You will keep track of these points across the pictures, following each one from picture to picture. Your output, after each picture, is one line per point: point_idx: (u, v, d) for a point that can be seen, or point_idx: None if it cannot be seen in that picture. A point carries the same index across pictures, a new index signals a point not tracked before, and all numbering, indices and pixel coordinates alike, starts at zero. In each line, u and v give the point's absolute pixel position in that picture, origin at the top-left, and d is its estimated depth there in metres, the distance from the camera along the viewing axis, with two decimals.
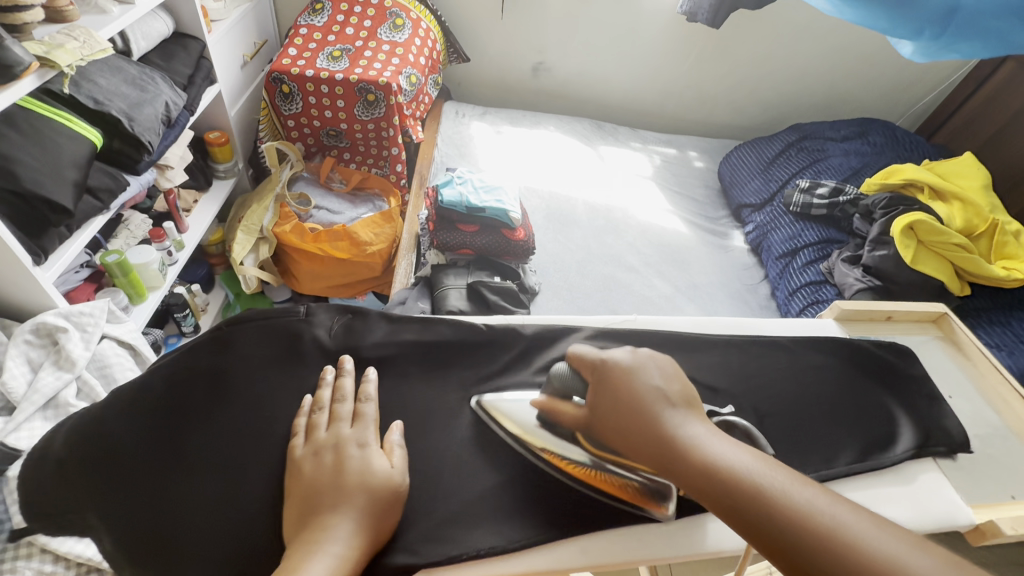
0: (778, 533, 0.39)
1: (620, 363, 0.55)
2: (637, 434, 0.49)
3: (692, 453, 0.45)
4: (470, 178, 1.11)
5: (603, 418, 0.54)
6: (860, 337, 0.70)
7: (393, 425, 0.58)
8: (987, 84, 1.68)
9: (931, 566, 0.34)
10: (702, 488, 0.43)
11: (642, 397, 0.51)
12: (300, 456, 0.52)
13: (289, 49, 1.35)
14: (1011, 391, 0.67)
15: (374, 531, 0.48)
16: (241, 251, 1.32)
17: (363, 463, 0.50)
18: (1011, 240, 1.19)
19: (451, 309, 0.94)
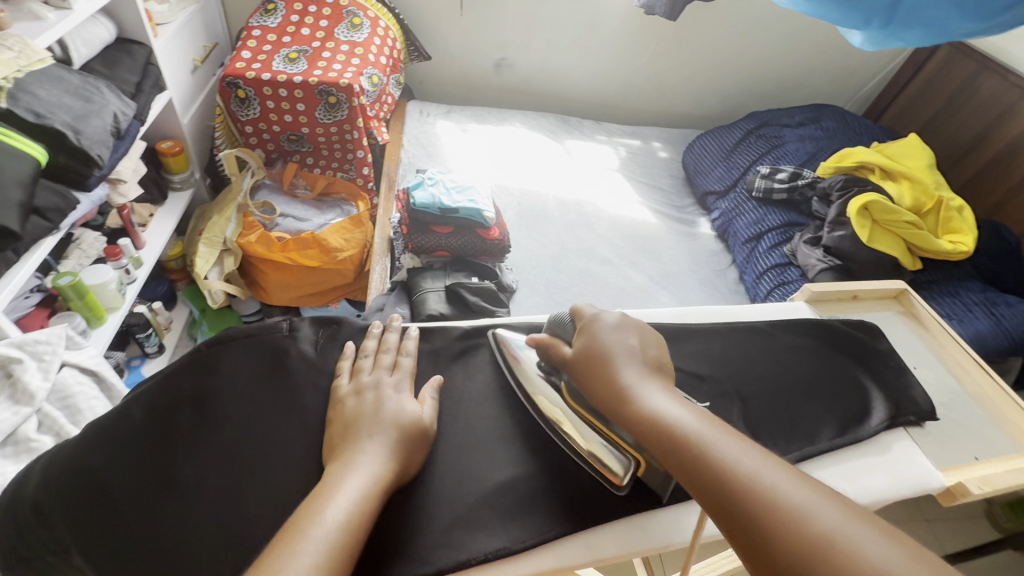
0: (711, 482, 0.42)
1: (604, 326, 0.58)
2: (602, 389, 0.53)
3: (644, 407, 0.49)
4: (441, 178, 1.09)
5: (578, 370, 0.57)
6: (830, 317, 0.73)
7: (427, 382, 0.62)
8: (926, 68, 1.78)
9: (830, 514, 0.37)
10: (651, 435, 0.47)
11: (611, 356, 0.55)
12: (345, 394, 0.57)
13: (242, 52, 1.30)
14: (969, 358, 0.71)
15: (403, 461, 0.52)
16: (205, 265, 1.27)
17: (398, 405, 0.55)
18: (955, 215, 1.26)
19: (432, 314, 0.93)
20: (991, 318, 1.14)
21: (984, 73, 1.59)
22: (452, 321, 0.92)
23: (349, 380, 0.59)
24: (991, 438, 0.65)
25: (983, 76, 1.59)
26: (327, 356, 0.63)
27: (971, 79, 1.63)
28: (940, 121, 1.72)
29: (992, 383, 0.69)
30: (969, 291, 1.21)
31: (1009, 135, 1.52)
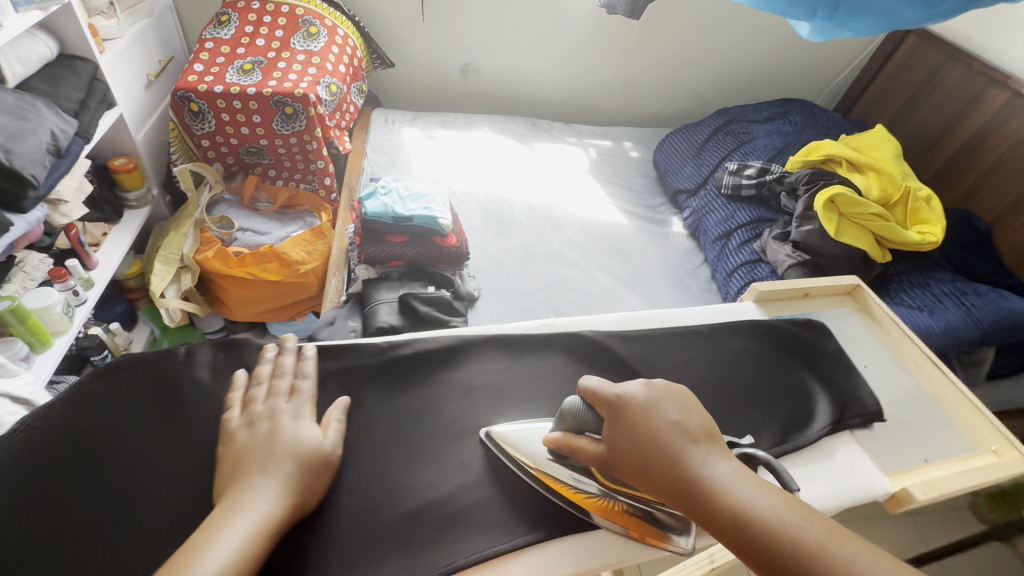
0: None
1: (638, 400, 0.51)
2: (662, 481, 0.46)
3: (724, 502, 0.43)
4: (395, 186, 1.07)
5: (618, 460, 0.50)
6: (776, 317, 0.72)
7: (336, 403, 0.60)
8: (894, 59, 1.77)
9: None
10: (734, 539, 0.42)
11: (664, 437, 0.48)
12: (235, 427, 0.55)
13: (195, 65, 1.27)
14: (923, 357, 0.69)
15: (302, 492, 0.51)
16: (161, 283, 1.24)
17: (295, 433, 0.54)
18: (923, 205, 1.24)
19: (382, 326, 0.90)
20: (962, 309, 1.12)
21: (951, 62, 1.58)
22: (403, 333, 0.89)
23: (241, 412, 0.57)
24: (945, 437, 0.63)
25: (950, 65, 1.59)
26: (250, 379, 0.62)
27: (938, 69, 1.62)
28: (910, 111, 1.71)
29: (945, 380, 0.67)
30: (939, 282, 1.19)
31: (978, 123, 1.51)
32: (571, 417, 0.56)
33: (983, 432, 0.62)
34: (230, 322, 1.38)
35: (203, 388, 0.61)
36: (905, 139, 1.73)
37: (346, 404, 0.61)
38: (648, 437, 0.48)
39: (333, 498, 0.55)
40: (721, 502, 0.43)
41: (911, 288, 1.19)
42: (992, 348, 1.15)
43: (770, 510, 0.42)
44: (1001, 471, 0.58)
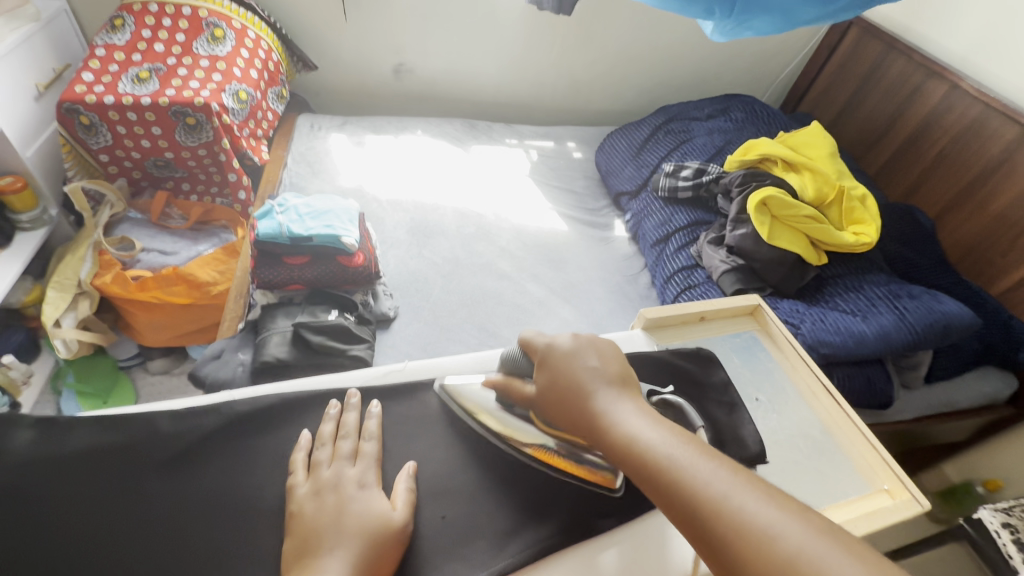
0: (678, 501, 0.42)
1: (561, 348, 0.56)
2: (575, 417, 0.52)
3: (619, 432, 0.48)
4: (293, 204, 0.99)
5: (546, 403, 0.55)
6: (667, 345, 0.65)
7: (405, 469, 0.57)
8: (838, 52, 1.74)
9: (799, 539, 0.37)
10: (624, 460, 0.46)
11: (578, 379, 0.53)
12: (299, 497, 0.52)
13: (83, 74, 1.17)
14: (818, 383, 0.64)
15: (369, 573, 0.47)
16: (53, 312, 1.14)
17: (363, 504, 0.52)
18: (857, 205, 1.21)
19: (268, 360, 0.84)
20: (894, 313, 1.09)
21: (892, 54, 1.55)
22: (292, 368, 0.83)
23: (307, 476, 0.54)
24: (840, 473, 0.57)
25: (891, 57, 1.56)
26: (71, 441, 0.56)
27: (879, 61, 1.59)
28: (854, 105, 1.68)
29: (838, 411, 0.62)
30: (873, 285, 1.16)
31: (919, 116, 1.48)
32: (512, 367, 0.61)
33: (876, 471, 0.57)
34: (144, 348, 1.27)
35: (25, 455, 0.54)
36: (851, 133, 1.70)
37: (413, 469, 0.58)
38: (566, 380, 0.54)
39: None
40: (614, 431, 0.48)
41: (846, 292, 1.16)
42: (927, 351, 1.13)
43: (657, 438, 0.46)
44: (893, 513, 0.53)
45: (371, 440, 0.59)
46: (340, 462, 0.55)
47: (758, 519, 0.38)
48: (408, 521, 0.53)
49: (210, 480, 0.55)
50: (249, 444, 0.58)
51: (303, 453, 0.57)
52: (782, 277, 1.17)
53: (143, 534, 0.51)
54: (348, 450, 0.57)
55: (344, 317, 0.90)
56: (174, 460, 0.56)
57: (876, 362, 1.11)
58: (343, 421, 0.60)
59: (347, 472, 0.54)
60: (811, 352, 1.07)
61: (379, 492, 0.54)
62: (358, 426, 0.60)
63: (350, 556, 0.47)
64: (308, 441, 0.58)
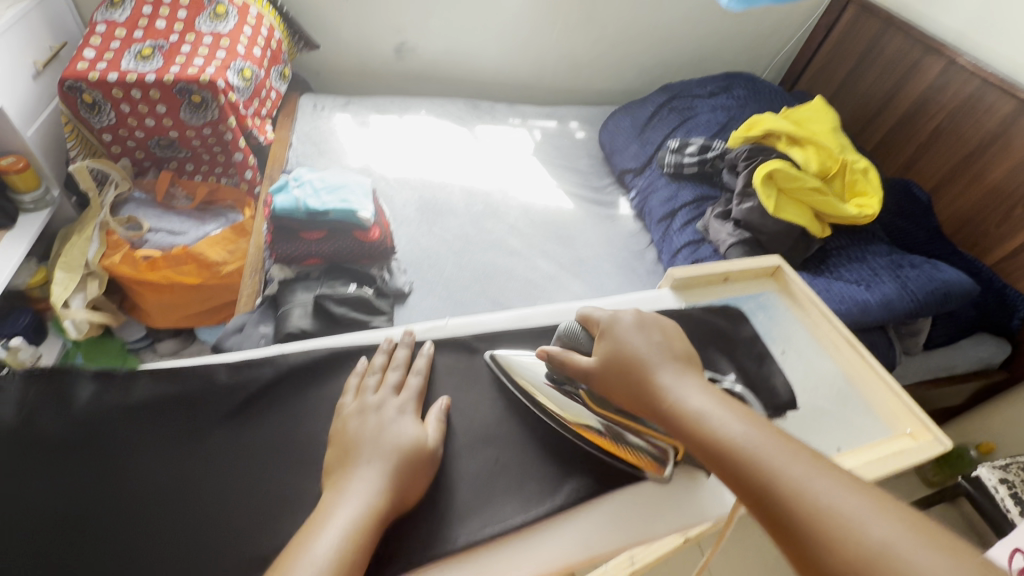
0: (751, 485, 0.42)
1: (625, 330, 0.57)
2: (639, 399, 0.52)
3: (690, 415, 0.48)
4: (308, 178, 0.99)
5: (609, 384, 0.55)
6: (694, 304, 0.67)
7: (440, 402, 0.60)
8: (836, 30, 1.76)
9: (882, 527, 0.36)
10: (694, 443, 0.47)
11: (644, 361, 0.53)
12: (346, 413, 0.55)
13: (85, 51, 1.15)
14: (840, 336, 0.67)
15: (403, 493, 0.49)
16: (62, 293, 1.13)
17: (410, 458, 0.53)
18: (861, 177, 1.24)
19: (291, 331, 0.84)
20: (897, 281, 1.13)
21: (890, 31, 1.58)
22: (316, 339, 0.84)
23: (353, 399, 0.57)
24: (861, 419, 0.60)
25: (889, 34, 1.58)
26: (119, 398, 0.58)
27: (877, 39, 1.62)
28: (852, 83, 1.71)
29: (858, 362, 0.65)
30: (876, 255, 1.19)
31: (915, 92, 1.51)
32: (569, 342, 0.62)
33: (898, 415, 0.61)
34: (153, 329, 1.27)
35: (89, 409, 0.58)
36: (849, 111, 1.72)
37: (446, 404, 0.60)
38: (631, 362, 0.54)
39: (207, 531, 0.50)
40: (682, 414, 0.49)
41: (850, 262, 1.19)
42: (926, 318, 1.16)
43: (728, 423, 0.46)
44: (912, 455, 0.56)
45: (417, 375, 0.61)
46: (384, 392, 0.58)
47: (836, 509, 0.38)
48: (437, 444, 0.57)
49: (256, 436, 0.57)
50: (294, 403, 0.60)
51: (355, 379, 0.60)
52: (787, 249, 1.20)
53: (200, 481, 0.53)
54: (395, 379, 0.60)
55: (365, 290, 0.91)
56: (225, 417, 0.58)
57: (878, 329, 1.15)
58: (394, 354, 0.64)
59: (387, 399, 0.57)
60: None
61: (412, 420, 0.55)
62: (407, 362, 0.64)
63: (387, 472, 0.49)
64: (363, 368, 0.62)
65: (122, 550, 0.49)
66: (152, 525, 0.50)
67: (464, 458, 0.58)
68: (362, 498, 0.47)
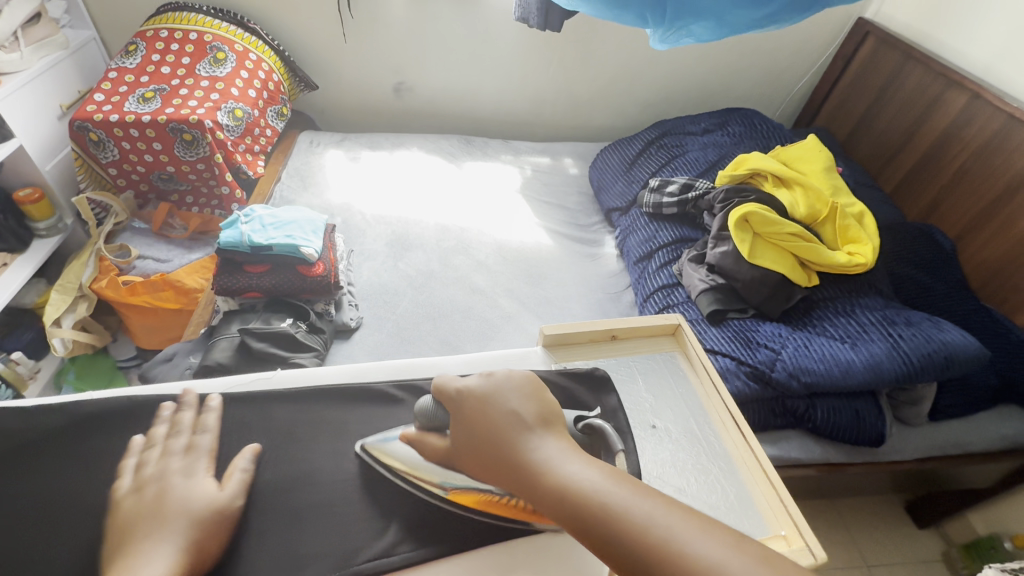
0: (619, 550, 0.37)
1: (474, 395, 0.50)
2: (498, 466, 0.46)
3: (553, 478, 0.42)
4: (259, 214, 1.03)
5: (469, 458, 0.49)
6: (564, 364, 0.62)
7: (246, 449, 0.56)
8: (855, 63, 1.65)
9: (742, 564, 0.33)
10: (560, 512, 0.40)
11: (497, 424, 0.47)
12: (122, 495, 0.51)
13: (96, 95, 1.28)
14: (730, 415, 0.60)
15: None
16: (54, 312, 1.24)
17: (185, 491, 0.50)
18: (852, 223, 1.13)
19: (210, 363, 0.87)
20: (887, 340, 1.00)
21: (909, 63, 1.45)
22: (231, 372, 0.87)
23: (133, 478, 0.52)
24: (737, 517, 0.52)
25: (908, 66, 1.46)
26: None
27: (897, 72, 1.49)
28: (871, 118, 1.58)
29: (744, 444, 0.57)
30: (866, 310, 1.06)
31: (938, 129, 1.37)
32: (429, 419, 0.54)
33: (778, 514, 0.52)
34: (141, 349, 1.34)
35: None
36: (867, 148, 1.59)
37: (256, 449, 0.57)
38: (485, 427, 0.48)
39: None
40: (545, 477, 0.43)
41: (835, 316, 1.07)
42: (930, 385, 1.02)
43: (587, 480, 0.41)
44: None
45: (206, 434, 0.57)
46: (167, 458, 0.53)
47: (698, 551, 0.35)
48: (239, 497, 0.53)
49: None
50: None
51: (135, 457, 0.54)
52: (766, 298, 1.09)
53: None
54: (179, 445, 0.55)
55: (293, 326, 0.93)
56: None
57: (867, 395, 1.02)
58: (178, 420, 0.58)
59: (171, 464, 0.53)
60: (792, 380, 0.99)
61: (204, 479, 0.52)
62: (195, 423, 0.58)
63: (178, 540, 0.47)
64: (143, 444, 0.55)
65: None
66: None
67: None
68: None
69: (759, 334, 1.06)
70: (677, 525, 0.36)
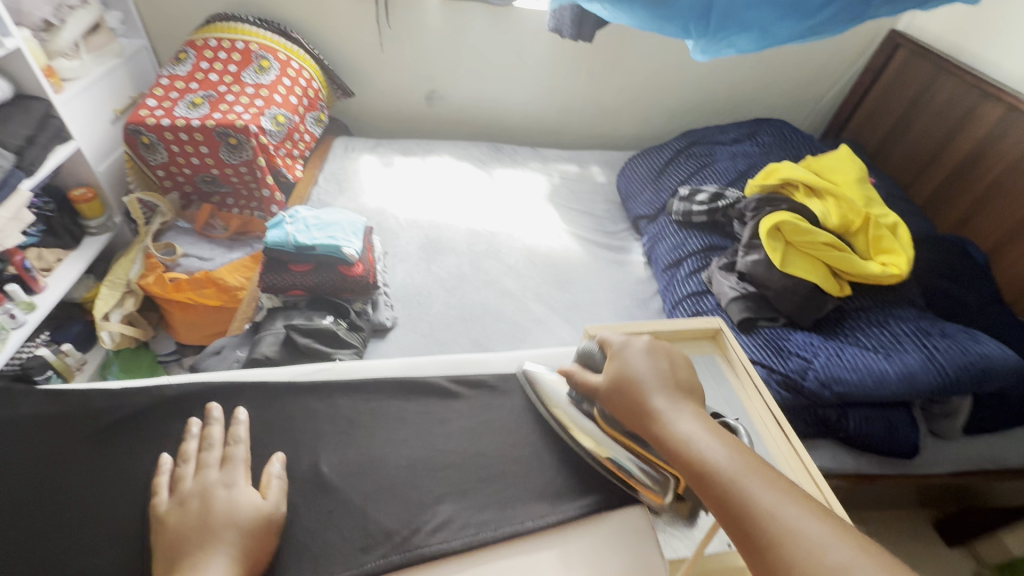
0: (728, 507, 0.44)
1: (621, 350, 0.58)
2: (631, 413, 0.54)
3: (678, 437, 0.50)
4: (303, 215, 1.07)
5: (604, 398, 0.57)
6: None
7: (274, 456, 0.58)
8: (885, 74, 1.65)
9: (844, 553, 0.39)
10: (684, 466, 0.48)
11: (638, 380, 0.55)
12: (165, 511, 0.50)
13: (148, 101, 1.34)
14: (771, 417, 0.62)
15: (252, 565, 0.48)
16: (104, 306, 1.29)
17: (229, 501, 0.50)
18: (886, 233, 1.12)
19: (258, 357, 0.91)
20: (922, 352, 0.99)
21: (942, 75, 1.45)
22: (278, 366, 0.91)
23: (170, 495, 0.52)
24: None
25: (942, 78, 1.46)
26: (44, 411, 0.60)
27: (930, 84, 1.49)
28: (902, 129, 1.58)
29: (788, 446, 0.59)
30: (900, 320, 1.06)
31: (972, 140, 1.36)
32: (586, 360, 0.61)
33: None
34: (181, 344, 1.39)
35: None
36: (897, 160, 1.59)
37: (283, 457, 0.58)
38: (625, 380, 0.55)
39: None
40: (674, 435, 0.50)
41: (868, 327, 1.07)
42: (966, 397, 1.01)
43: (709, 446, 0.48)
44: None
45: (239, 444, 0.57)
46: (204, 471, 0.53)
47: (801, 528, 0.41)
48: (281, 504, 0.54)
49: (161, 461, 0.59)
50: (160, 430, 0.60)
51: (166, 473, 0.54)
52: (799, 307, 1.09)
53: (30, 511, 0.53)
54: (214, 457, 0.55)
55: (335, 323, 0.97)
56: (94, 445, 0.58)
57: (901, 407, 1.02)
58: (206, 435, 0.57)
59: (209, 478, 0.52)
60: (824, 389, 0.98)
61: (246, 487, 0.52)
62: (224, 436, 0.58)
63: (229, 550, 0.47)
64: (171, 462, 0.55)
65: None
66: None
67: (337, 504, 0.56)
68: None
69: (791, 342, 1.05)
70: (790, 506, 0.42)
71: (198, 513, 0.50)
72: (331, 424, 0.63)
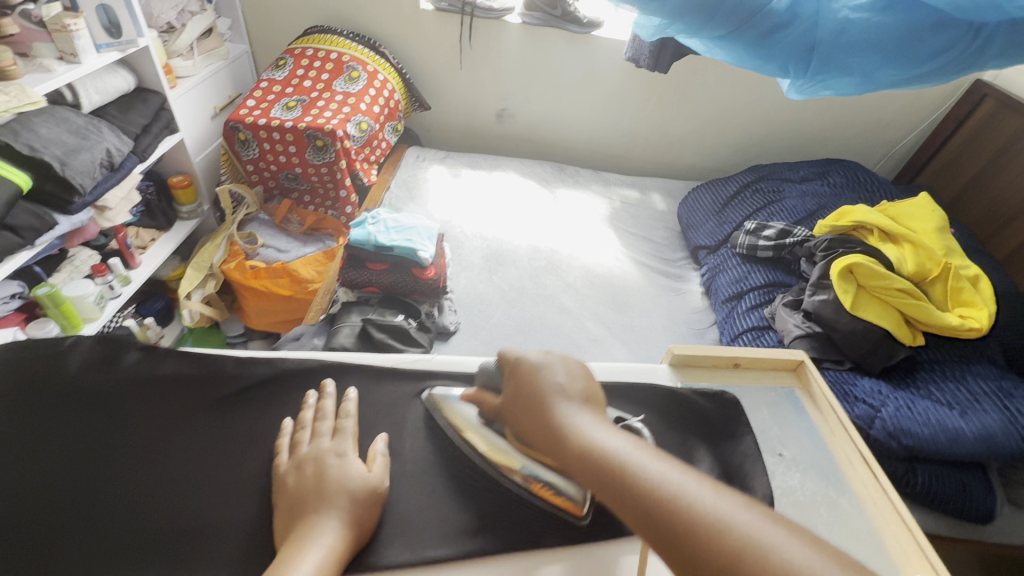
0: (632, 505, 0.41)
1: (532, 361, 0.56)
2: (534, 429, 0.51)
3: (579, 441, 0.47)
4: (384, 218, 1.13)
5: (512, 415, 0.54)
6: (691, 384, 0.67)
7: (377, 436, 0.61)
8: (969, 124, 1.61)
9: (764, 526, 0.37)
10: (582, 469, 0.45)
11: (542, 392, 0.52)
12: (284, 471, 0.55)
13: (248, 101, 1.45)
14: (858, 454, 0.61)
15: (359, 532, 0.51)
16: (188, 286, 1.40)
17: (342, 470, 0.54)
18: (966, 285, 1.09)
19: (336, 346, 0.97)
20: (1003, 414, 0.96)
21: None
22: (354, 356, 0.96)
23: (289, 456, 0.57)
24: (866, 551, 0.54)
25: None
26: (161, 368, 0.65)
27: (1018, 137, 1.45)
28: (984, 181, 1.53)
29: (873, 481, 0.58)
30: (980, 379, 1.03)
31: None
32: (488, 380, 0.61)
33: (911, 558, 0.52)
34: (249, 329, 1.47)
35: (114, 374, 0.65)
36: (976, 211, 1.54)
37: (387, 438, 0.62)
38: (531, 392, 0.53)
39: None
40: (575, 439, 0.47)
41: (944, 381, 1.03)
42: None
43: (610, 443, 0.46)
44: None
45: (349, 418, 0.61)
46: (318, 439, 0.58)
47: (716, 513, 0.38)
48: (386, 479, 0.57)
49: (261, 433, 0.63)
50: (259, 403, 0.64)
51: (286, 437, 0.59)
52: (869, 353, 1.06)
53: (148, 460, 0.57)
54: (327, 427, 0.60)
55: (408, 321, 1.02)
56: (204, 407, 0.62)
57: (976, 468, 0.98)
58: (316, 407, 0.62)
59: (323, 446, 0.57)
60: (891, 440, 0.96)
61: (355, 457, 0.56)
62: (335, 409, 0.62)
63: (342, 513, 0.51)
64: (291, 427, 0.60)
65: (51, 512, 0.53)
66: (91, 491, 0.55)
67: (420, 493, 0.58)
68: (324, 542, 0.48)
69: (857, 388, 1.03)
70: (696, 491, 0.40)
71: (313, 476, 0.53)
72: (418, 415, 0.65)
